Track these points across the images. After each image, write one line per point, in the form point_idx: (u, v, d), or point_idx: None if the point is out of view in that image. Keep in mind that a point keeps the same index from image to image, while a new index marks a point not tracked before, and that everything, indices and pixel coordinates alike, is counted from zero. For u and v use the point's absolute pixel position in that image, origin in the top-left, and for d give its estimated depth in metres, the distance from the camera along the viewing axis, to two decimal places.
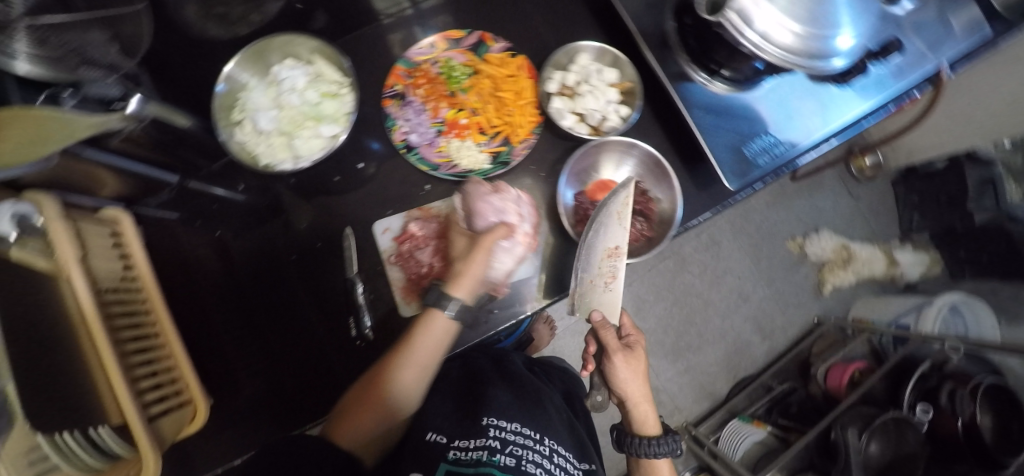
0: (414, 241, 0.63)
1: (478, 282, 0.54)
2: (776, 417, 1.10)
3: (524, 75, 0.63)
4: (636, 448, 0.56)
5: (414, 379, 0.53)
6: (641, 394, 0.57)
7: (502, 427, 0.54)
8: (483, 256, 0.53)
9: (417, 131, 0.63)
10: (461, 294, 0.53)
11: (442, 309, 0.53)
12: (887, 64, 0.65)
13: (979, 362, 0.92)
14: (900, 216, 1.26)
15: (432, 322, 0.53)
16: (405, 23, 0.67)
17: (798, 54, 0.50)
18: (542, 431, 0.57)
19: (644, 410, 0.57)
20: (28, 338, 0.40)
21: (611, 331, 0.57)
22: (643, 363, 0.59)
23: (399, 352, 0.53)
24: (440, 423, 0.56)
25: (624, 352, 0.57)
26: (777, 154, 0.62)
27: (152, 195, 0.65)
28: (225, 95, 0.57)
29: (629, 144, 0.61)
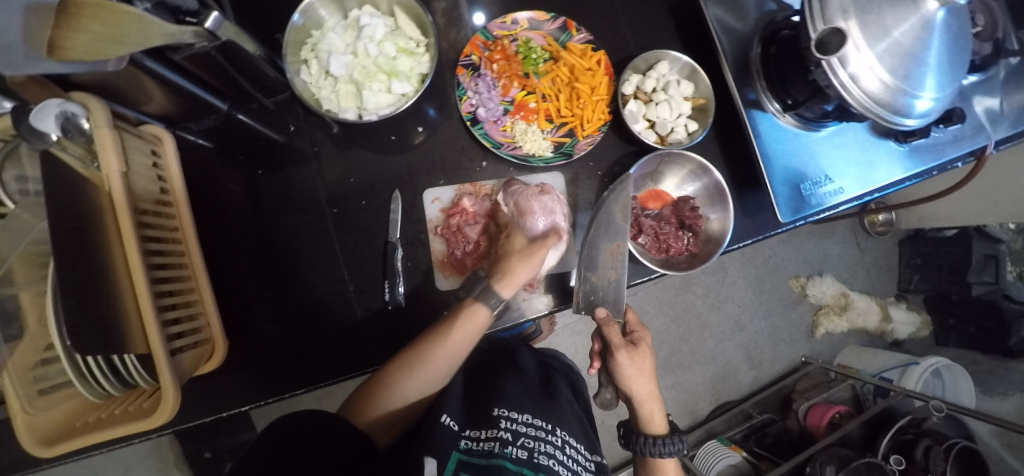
0: (466, 217, 0.63)
1: (523, 283, 0.57)
2: (752, 443, 1.13)
3: (601, 71, 0.62)
4: (641, 447, 0.57)
5: (436, 370, 0.55)
6: (647, 393, 0.57)
7: (513, 419, 0.53)
8: (533, 262, 0.56)
9: (485, 106, 0.62)
10: (506, 294, 0.56)
11: (487, 305, 0.56)
12: (945, 131, 0.67)
13: (955, 425, 0.97)
14: (900, 274, 1.30)
15: (466, 321, 0.55)
16: None
17: (879, 105, 0.51)
18: (553, 422, 0.57)
19: (651, 408, 0.58)
20: (69, 252, 0.37)
21: (615, 329, 0.57)
22: (648, 360, 0.57)
23: (426, 343, 0.54)
24: (452, 409, 0.55)
25: (628, 349, 0.56)
26: (829, 196, 0.63)
27: (194, 120, 0.59)
28: (299, 28, 0.55)
29: (699, 166, 0.61)
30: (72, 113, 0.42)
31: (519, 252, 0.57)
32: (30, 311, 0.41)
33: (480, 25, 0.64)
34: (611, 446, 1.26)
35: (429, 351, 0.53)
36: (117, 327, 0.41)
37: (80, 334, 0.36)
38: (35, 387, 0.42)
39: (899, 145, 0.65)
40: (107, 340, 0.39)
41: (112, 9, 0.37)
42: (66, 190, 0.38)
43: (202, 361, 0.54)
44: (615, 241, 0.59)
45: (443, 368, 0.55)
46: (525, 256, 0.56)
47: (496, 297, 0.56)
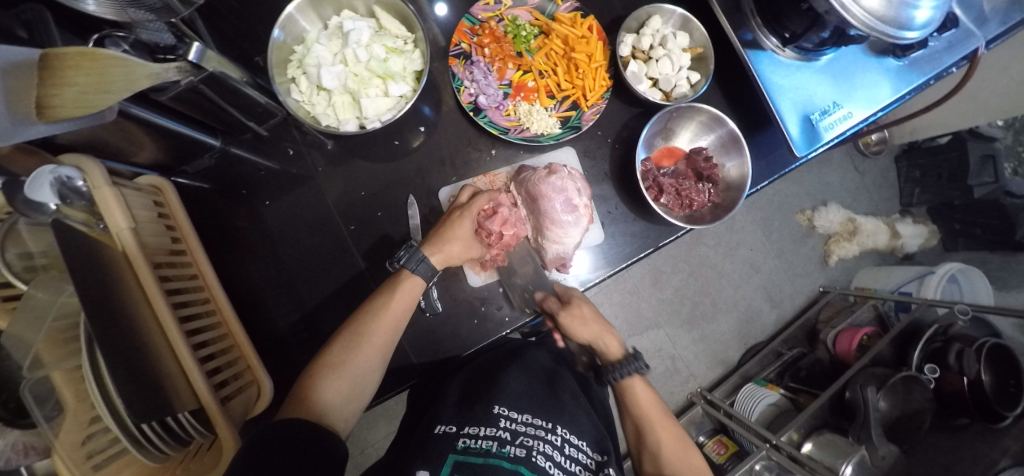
0: (483, 211, 0.59)
1: (453, 259, 0.57)
2: (787, 380, 1.15)
3: (595, 37, 0.60)
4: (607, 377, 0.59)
5: (381, 350, 0.52)
6: (596, 324, 0.60)
7: (512, 418, 0.51)
8: (457, 245, 0.56)
9: (485, 93, 0.59)
10: (440, 266, 0.57)
11: (418, 274, 0.54)
12: (939, 40, 0.67)
13: (980, 324, 1.00)
14: (901, 190, 1.33)
15: (409, 287, 0.54)
16: None
17: (882, 23, 0.50)
18: (554, 419, 0.54)
19: (607, 339, 0.60)
20: (106, 326, 0.34)
21: (552, 300, 0.60)
22: (587, 305, 0.60)
23: (362, 320, 0.52)
24: (447, 414, 0.53)
25: (564, 308, 0.59)
26: (838, 121, 0.63)
27: (190, 162, 0.59)
28: (280, 46, 0.53)
29: (713, 117, 0.60)
30: (67, 177, 0.40)
31: (462, 234, 0.56)
32: (67, 389, 0.36)
33: (439, 17, 0.61)
34: None
35: (367, 325, 0.51)
36: (166, 389, 0.39)
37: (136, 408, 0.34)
38: (88, 462, 0.37)
39: (898, 59, 0.65)
40: (162, 406, 0.38)
41: (94, 56, 0.35)
42: (91, 259, 0.36)
43: (250, 405, 0.52)
44: (625, 216, 0.63)
45: (382, 351, 0.52)
46: (465, 247, 0.57)
47: (430, 269, 0.55)
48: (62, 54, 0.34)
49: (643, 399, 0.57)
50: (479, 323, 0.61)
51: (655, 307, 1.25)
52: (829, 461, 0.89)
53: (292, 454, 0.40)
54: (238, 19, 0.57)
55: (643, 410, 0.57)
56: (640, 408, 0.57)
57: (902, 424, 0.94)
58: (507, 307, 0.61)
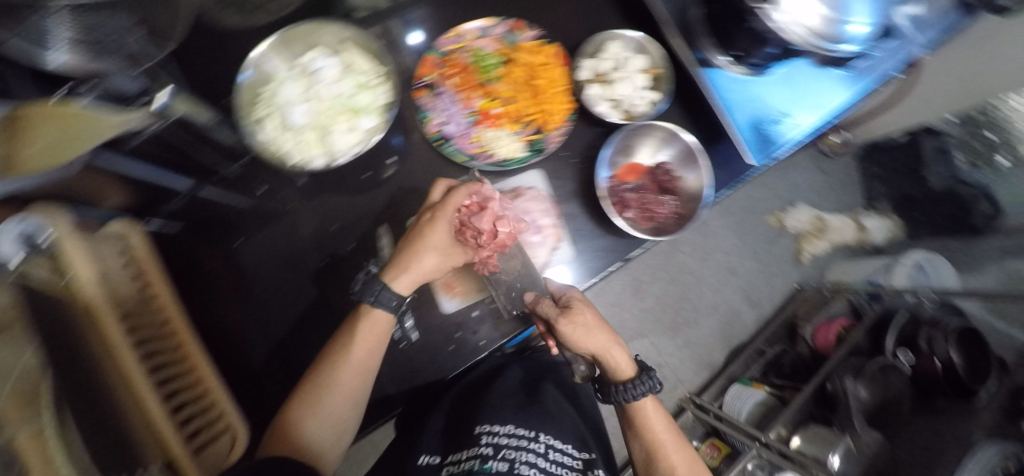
0: (466, 208, 0.56)
1: (423, 274, 0.55)
2: (771, 377, 1.18)
3: (557, 63, 0.63)
4: (615, 397, 0.56)
5: (359, 380, 0.52)
6: (603, 336, 0.54)
7: (494, 432, 0.54)
8: (428, 256, 0.54)
9: (453, 121, 0.61)
10: (409, 288, 0.55)
11: (378, 304, 0.53)
12: (881, 49, 0.70)
13: (948, 309, 1.05)
14: (864, 186, 1.39)
15: (371, 324, 0.53)
16: (398, 11, 0.62)
17: (819, 38, 0.54)
18: (536, 427, 0.57)
19: (617, 355, 0.55)
20: (71, 381, 0.34)
21: (546, 302, 0.56)
22: (589, 313, 0.55)
23: (332, 359, 0.52)
24: (431, 443, 0.58)
25: (564, 315, 0.54)
26: (790, 131, 0.67)
27: (161, 204, 0.59)
28: (248, 87, 0.53)
29: (671, 132, 0.64)
30: (34, 231, 0.39)
31: (435, 243, 0.54)
32: None
33: (416, 44, 0.63)
34: None
35: (330, 380, 0.51)
36: (132, 443, 0.38)
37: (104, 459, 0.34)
38: None
39: (841, 70, 0.69)
40: (128, 461, 0.37)
41: (64, 113, 0.36)
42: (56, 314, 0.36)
43: (223, 455, 0.50)
44: (592, 233, 0.65)
45: (352, 393, 0.52)
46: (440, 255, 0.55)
47: (394, 296, 0.54)
48: (28, 112, 0.35)
49: (655, 422, 0.56)
50: (454, 349, 0.61)
51: (639, 316, 1.28)
52: (816, 453, 0.91)
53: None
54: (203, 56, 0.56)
55: (652, 431, 0.56)
56: (649, 428, 0.56)
57: (884, 409, 0.97)
58: (484, 331, 0.62)
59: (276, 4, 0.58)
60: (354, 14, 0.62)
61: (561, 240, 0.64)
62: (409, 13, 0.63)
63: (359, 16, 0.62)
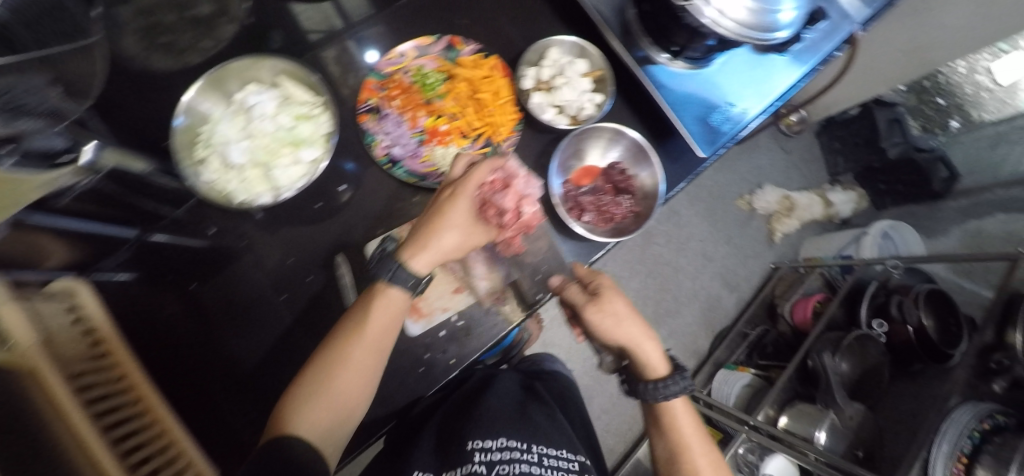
0: (490, 184, 0.56)
1: (445, 253, 0.53)
2: (755, 359, 1.23)
3: (499, 74, 0.63)
4: (647, 394, 0.56)
5: (371, 357, 0.49)
6: (633, 329, 0.56)
7: (486, 448, 0.54)
8: (455, 233, 0.52)
9: (399, 143, 0.61)
10: (430, 264, 0.52)
11: (398, 281, 0.51)
12: (814, 31, 0.72)
13: (915, 274, 1.07)
14: (827, 161, 1.42)
15: (385, 300, 0.51)
16: (338, 38, 0.62)
17: (751, 30, 0.55)
18: (529, 439, 0.57)
19: (648, 350, 0.56)
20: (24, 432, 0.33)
21: (574, 289, 0.59)
22: (619, 298, 0.58)
23: (342, 336, 0.49)
24: (424, 460, 0.57)
25: (593, 302, 0.56)
26: (737, 120, 0.68)
27: (107, 256, 0.58)
28: (185, 130, 0.52)
29: (615, 132, 0.65)
30: None
31: (462, 219, 0.53)
32: None
33: (372, 62, 0.63)
34: (636, 411, 1.29)
35: (344, 353, 0.47)
36: None
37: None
38: None
39: (779, 55, 0.70)
40: None
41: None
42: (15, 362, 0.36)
43: None
44: (549, 240, 0.64)
45: (365, 370, 0.48)
46: (464, 232, 0.53)
47: (412, 275, 0.51)
48: None
49: (682, 421, 0.57)
50: (424, 371, 0.61)
51: None
52: (804, 431, 0.93)
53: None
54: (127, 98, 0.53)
55: (679, 429, 0.57)
56: (677, 427, 0.57)
57: (864, 383, 0.98)
58: (452, 350, 0.61)
59: (208, 42, 0.58)
60: (307, 38, 0.62)
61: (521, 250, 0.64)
62: (336, 50, 0.62)
63: (314, 38, 0.62)
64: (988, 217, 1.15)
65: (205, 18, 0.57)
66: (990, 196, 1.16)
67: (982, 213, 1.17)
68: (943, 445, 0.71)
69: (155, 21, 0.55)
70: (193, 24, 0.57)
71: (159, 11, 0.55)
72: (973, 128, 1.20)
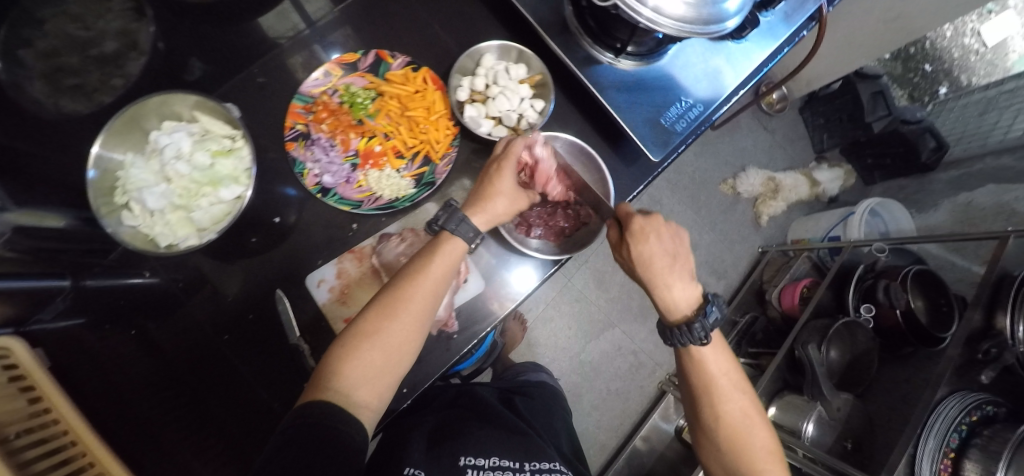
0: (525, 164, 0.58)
1: (497, 218, 0.54)
2: (745, 346, 1.18)
3: (432, 87, 0.61)
4: (670, 338, 0.52)
5: (420, 313, 0.48)
6: (661, 267, 0.50)
7: (480, 467, 0.54)
8: (501, 201, 0.53)
9: (330, 171, 0.58)
10: (484, 229, 0.53)
11: (456, 233, 0.51)
12: (774, 12, 0.67)
13: (901, 254, 1.05)
14: (812, 138, 1.38)
15: (448, 248, 0.51)
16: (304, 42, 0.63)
17: (694, 24, 0.51)
18: (523, 459, 0.58)
19: (669, 293, 0.51)
20: None
21: (613, 230, 0.56)
22: (646, 242, 0.51)
23: (397, 287, 0.49)
24: (415, 459, 0.54)
25: (619, 247, 0.55)
26: (692, 117, 0.64)
27: (47, 305, 0.49)
28: (100, 178, 0.50)
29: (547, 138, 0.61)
30: None
31: (507, 188, 0.54)
32: None
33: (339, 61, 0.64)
34: (626, 406, 1.25)
35: (401, 294, 0.48)
36: None
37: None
38: None
39: (736, 43, 0.66)
40: None
41: None
42: None
43: None
44: (500, 257, 0.63)
45: (420, 318, 0.48)
46: (512, 199, 0.54)
47: (473, 229, 0.51)
48: None
49: (708, 365, 0.51)
50: None
51: (607, 307, 1.29)
52: (793, 424, 0.92)
53: (316, 440, 0.37)
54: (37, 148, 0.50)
55: (704, 371, 0.51)
56: (702, 369, 0.51)
57: (857, 369, 0.96)
58: (404, 379, 0.58)
59: (118, 78, 0.55)
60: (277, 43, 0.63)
61: (467, 272, 0.62)
62: (303, 53, 0.64)
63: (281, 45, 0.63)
64: (979, 188, 1.11)
65: (110, 56, 0.53)
66: (982, 166, 1.13)
67: (973, 185, 1.13)
68: (928, 440, 0.68)
69: (59, 62, 0.49)
70: (100, 63, 0.53)
71: (61, 54, 0.49)
72: (962, 93, 1.18)
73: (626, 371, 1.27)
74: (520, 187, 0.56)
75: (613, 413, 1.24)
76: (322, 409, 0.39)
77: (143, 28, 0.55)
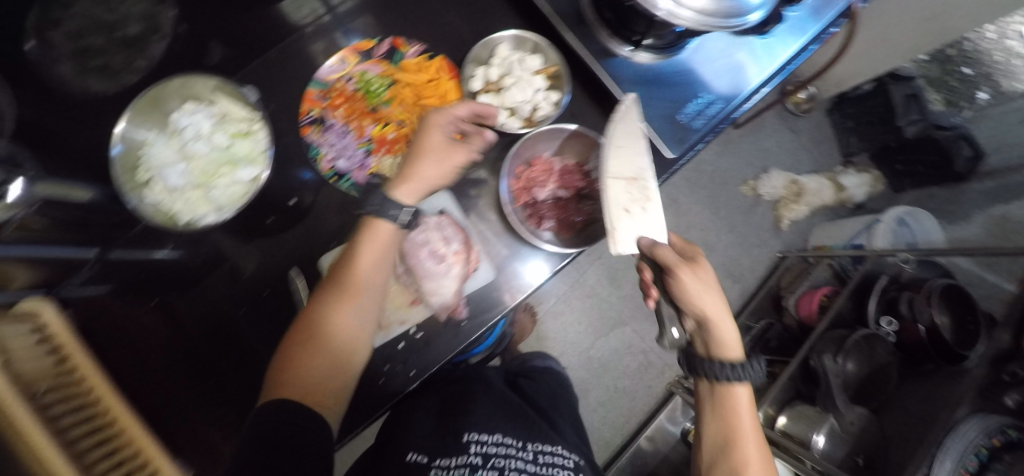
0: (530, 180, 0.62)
1: (426, 184, 0.52)
2: (760, 353, 1.12)
3: (445, 76, 0.62)
4: (707, 371, 0.50)
5: (359, 302, 0.49)
6: (716, 303, 0.49)
7: (482, 441, 0.55)
8: (430, 164, 0.52)
9: (344, 156, 0.60)
10: (411, 200, 0.52)
11: (386, 215, 0.50)
12: (803, 6, 0.65)
13: (929, 266, 1.01)
14: (840, 142, 1.33)
15: (375, 235, 0.50)
16: (324, 30, 0.63)
17: (712, 16, 0.48)
18: (526, 437, 0.57)
19: (724, 330, 0.49)
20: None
21: (666, 250, 0.50)
22: (709, 275, 0.51)
23: (331, 283, 0.50)
24: (421, 442, 0.57)
25: (689, 266, 0.49)
26: (713, 114, 0.62)
27: (72, 273, 0.56)
28: (124, 155, 0.53)
29: (557, 130, 0.61)
30: None
31: (434, 150, 0.52)
32: None
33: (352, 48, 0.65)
34: (632, 405, 1.24)
35: (336, 291, 0.49)
36: None
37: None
38: None
39: (762, 36, 0.63)
40: None
41: None
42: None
43: None
44: (511, 246, 0.62)
45: (361, 308, 0.49)
46: (441, 158, 0.52)
47: (400, 205, 0.50)
48: None
49: (743, 419, 0.50)
50: (384, 382, 0.59)
51: (619, 304, 1.28)
52: (802, 435, 0.89)
53: (281, 430, 0.39)
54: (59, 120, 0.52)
55: (738, 419, 0.49)
56: (737, 420, 0.49)
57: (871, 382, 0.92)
58: (412, 362, 0.59)
59: (141, 59, 0.58)
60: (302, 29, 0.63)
61: (478, 259, 0.61)
62: (325, 40, 0.63)
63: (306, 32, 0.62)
64: (1016, 201, 1.05)
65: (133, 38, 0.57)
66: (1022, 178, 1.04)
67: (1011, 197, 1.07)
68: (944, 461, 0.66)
69: (85, 44, 0.55)
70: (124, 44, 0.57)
71: (87, 34, 0.55)
72: None
73: (633, 369, 1.26)
74: (451, 142, 0.53)
75: (619, 411, 1.23)
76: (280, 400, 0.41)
77: (165, 11, 0.57)
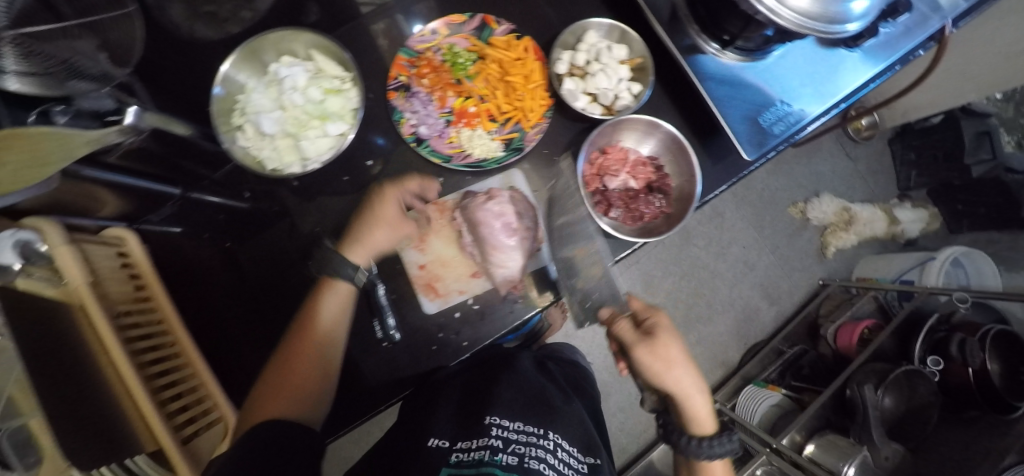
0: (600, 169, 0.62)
1: (377, 250, 0.56)
2: (789, 379, 1.13)
3: (531, 57, 0.62)
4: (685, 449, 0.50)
5: (335, 319, 0.52)
6: (686, 380, 0.50)
7: (505, 426, 0.48)
8: (381, 231, 0.55)
9: (426, 123, 0.61)
10: (361, 260, 0.55)
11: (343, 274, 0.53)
12: (894, 24, 0.62)
13: (985, 310, 0.97)
14: (897, 174, 1.30)
15: (331, 284, 0.53)
16: (387, 11, 0.63)
17: (813, 20, 0.47)
18: (546, 425, 0.50)
19: (696, 404, 0.50)
20: (54, 368, 0.33)
21: (625, 324, 0.52)
22: (673, 347, 0.50)
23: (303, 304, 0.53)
24: (441, 425, 0.50)
25: (645, 343, 0.49)
26: (792, 122, 0.61)
27: (154, 210, 0.59)
28: (223, 98, 0.55)
29: (650, 124, 0.60)
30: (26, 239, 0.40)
31: (387, 219, 0.55)
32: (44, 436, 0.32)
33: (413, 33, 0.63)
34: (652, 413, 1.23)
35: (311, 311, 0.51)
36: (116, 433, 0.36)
37: (89, 449, 0.31)
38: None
39: (850, 51, 0.62)
40: (111, 446, 0.35)
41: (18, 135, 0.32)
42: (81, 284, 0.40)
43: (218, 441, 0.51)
44: None
45: (335, 325, 0.52)
46: (394, 229, 0.55)
47: (350, 264, 0.53)
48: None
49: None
50: (436, 350, 0.59)
51: None
52: (830, 463, 0.84)
53: (261, 448, 0.40)
54: (168, 63, 0.56)
55: None
56: None
57: (907, 420, 0.89)
58: (466, 333, 0.60)
59: (248, 11, 0.60)
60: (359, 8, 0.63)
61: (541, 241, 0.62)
62: (386, 22, 0.63)
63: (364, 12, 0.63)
64: None
65: None
66: None
67: None
68: None
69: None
70: None
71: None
72: None
73: None
74: (404, 214, 0.57)
75: (637, 418, 1.22)
76: (255, 427, 0.42)
77: None
